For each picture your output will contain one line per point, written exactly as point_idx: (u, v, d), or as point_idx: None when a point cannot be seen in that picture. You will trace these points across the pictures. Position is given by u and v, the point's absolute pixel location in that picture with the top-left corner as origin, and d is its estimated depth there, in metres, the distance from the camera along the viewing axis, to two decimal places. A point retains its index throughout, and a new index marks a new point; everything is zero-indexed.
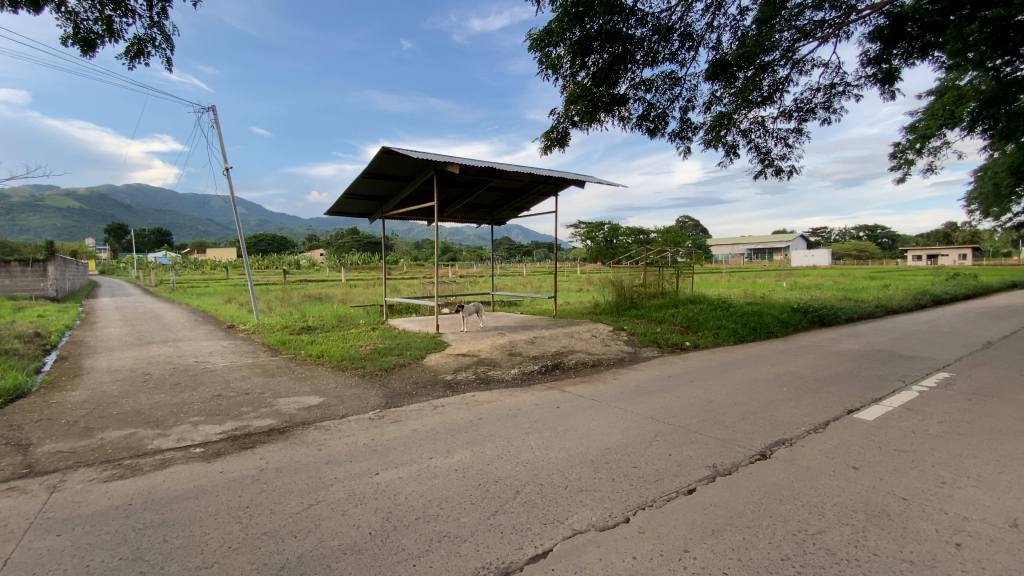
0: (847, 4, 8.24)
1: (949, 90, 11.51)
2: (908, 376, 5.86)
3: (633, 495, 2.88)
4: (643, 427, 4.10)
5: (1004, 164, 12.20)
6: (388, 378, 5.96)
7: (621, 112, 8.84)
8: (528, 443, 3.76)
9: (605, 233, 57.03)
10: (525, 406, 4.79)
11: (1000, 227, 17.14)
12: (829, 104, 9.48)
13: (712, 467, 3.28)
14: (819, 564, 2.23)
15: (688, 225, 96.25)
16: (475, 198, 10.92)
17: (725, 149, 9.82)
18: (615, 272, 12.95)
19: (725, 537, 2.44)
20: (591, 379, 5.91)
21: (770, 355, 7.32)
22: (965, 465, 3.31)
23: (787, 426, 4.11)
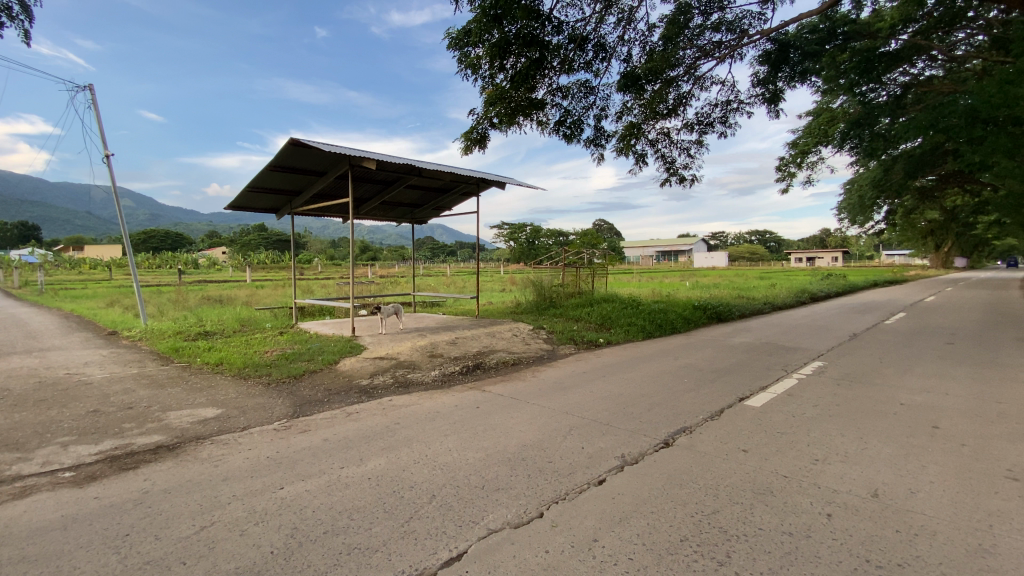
0: (740, 28, 9.05)
1: (823, 112, 13.03)
2: (789, 365, 6.57)
3: (547, 490, 2.96)
4: (559, 422, 4.22)
5: (865, 179, 14.06)
6: (297, 385, 5.63)
7: (539, 116, 9.04)
8: (445, 445, 3.72)
9: (528, 233, 58.10)
10: (444, 408, 4.74)
11: (865, 233, 19.67)
12: (725, 119, 10.38)
13: (621, 457, 3.45)
14: (712, 542, 2.42)
15: (605, 228, 100.66)
16: (393, 195, 10.61)
17: (635, 157, 10.40)
18: (534, 272, 13.21)
19: (631, 524, 2.58)
20: (511, 377, 5.98)
21: (676, 349, 7.85)
22: (834, 443, 3.77)
23: (688, 415, 4.43)
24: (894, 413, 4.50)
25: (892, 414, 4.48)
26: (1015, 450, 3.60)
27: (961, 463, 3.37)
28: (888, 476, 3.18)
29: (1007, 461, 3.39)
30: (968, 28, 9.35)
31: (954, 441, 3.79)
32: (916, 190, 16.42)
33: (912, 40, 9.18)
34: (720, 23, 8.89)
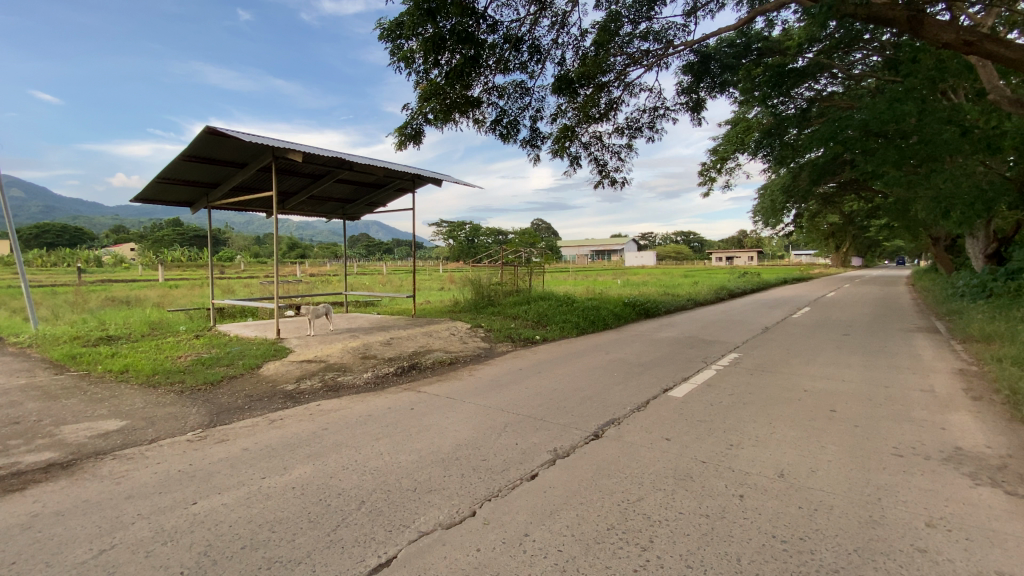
0: (666, 38, 9.51)
1: (740, 121, 14.02)
2: (709, 357, 7.02)
3: (480, 488, 2.96)
4: (494, 419, 4.24)
5: (776, 185, 15.28)
6: (215, 392, 5.25)
7: (474, 114, 9.03)
8: (376, 449, 3.63)
9: (467, 232, 57.78)
10: (376, 411, 4.61)
11: (778, 234, 21.35)
12: (653, 125, 10.88)
13: (553, 451, 3.53)
14: (637, 528, 2.53)
15: (542, 227, 102.22)
16: (323, 190, 10.18)
17: (569, 158, 10.66)
18: (471, 270, 13.18)
19: (561, 516, 2.64)
20: (447, 377, 5.92)
21: (608, 344, 8.15)
22: (747, 428, 4.08)
23: (617, 407, 4.61)
24: (799, 399, 4.93)
25: (797, 400, 4.90)
26: (897, 428, 4.07)
27: (853, 443, 3.76)
28: (792, 457, 3.48)
29: (890, 439, 3.83)
30: (862, 51, 10.40)
31: (848, 422, 4.22)
32: (820, 196, 18.08)
33: (817, 58, 10.06)
34: (647, 33, 9.30)
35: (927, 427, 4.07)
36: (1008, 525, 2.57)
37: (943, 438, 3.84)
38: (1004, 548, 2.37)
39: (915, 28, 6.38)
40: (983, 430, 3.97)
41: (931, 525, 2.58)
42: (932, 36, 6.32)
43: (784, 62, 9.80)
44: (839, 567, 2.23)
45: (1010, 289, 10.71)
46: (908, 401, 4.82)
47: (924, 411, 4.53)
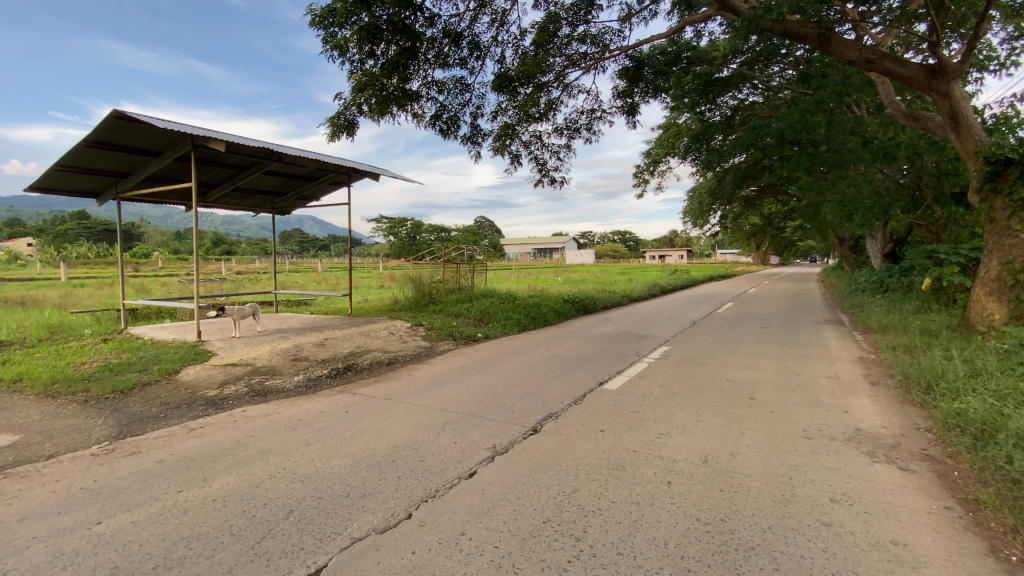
0: (602, 42, 9.78)
1: (671, 126, 14.70)
2: (642, 351, 7.33)
3: (417, 489, 2.92)
4: (432, 419, 4.19)
5: (704, 188, 16.17)
6: (126, 401, 4.82)
7: (412, 108, 8.86)
8: (306, 455, 3.47)
9: (408, 229, 56.52)
10: (308, 415, 4.42)
11: (707, 234, 22.57)
12: (590, 127, 11.17)
13: (492, 448, 3.54)
14: (571, 520, 2.59)
15: (485, 224, 102.16)
16: (249, 182, 9.59)
17: (510, 157, 10.72)
18: (410, 268, 12.93)
19: (498, 512, 2.66)
20: (385, 378, 5.78)
21: (547, 340, 8.29)
22: (675, 418, 4.29)
23: (554, 401, 4.70)
24: (722, 388, 5.26)
25: (720, 389, 5.22)
26: (807, 413, 4.44)
27: (768, 428, 4.06)
28: (715, 444, 3.70)
29: (801, 423, 4.17)
30: (779, 65, 11.20)
31: (765, 409, 4.55)
32: (743, 198, 19.32)
33: (740, 69, 10.71)
34: (585, 36, 9.52)
35: (833, 411, 4.47)
36: (899, 497, 2.87)
37: (846, 420, 4.23)
38: (897, 518, 2.64)
39: (824, 44, 7.00)
40: (879, 412, 4.42)
41: (836, 501, 2.83)
42: (839, 53, 6.93)
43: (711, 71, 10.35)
44: (756, 544, 2.40)
45: (902, 284, 11.97)
46: (817, 388, 5.28)
47: (831, 396, 4.97)
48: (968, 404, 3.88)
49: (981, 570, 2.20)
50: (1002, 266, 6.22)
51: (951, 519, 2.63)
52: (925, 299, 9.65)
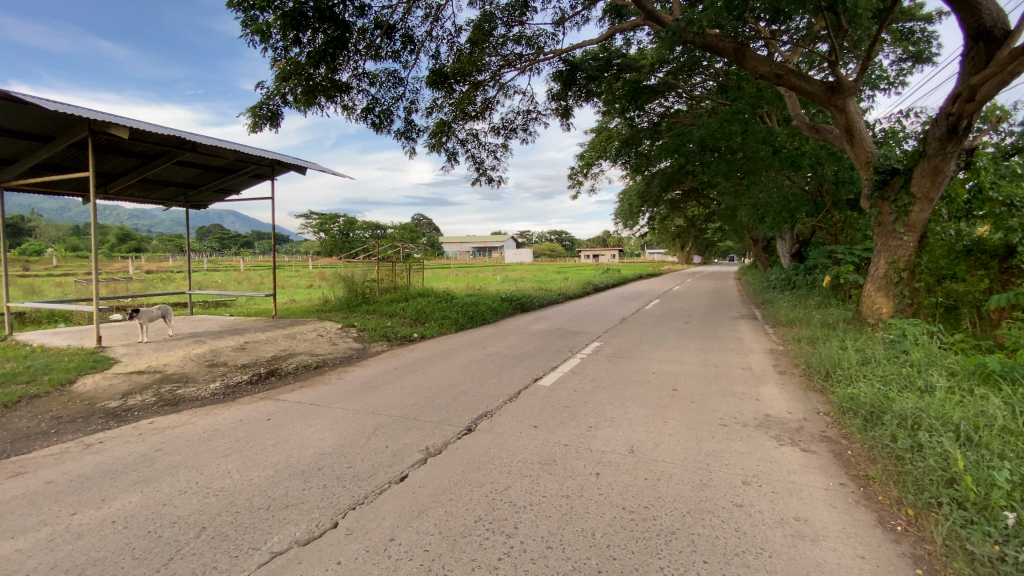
0: (537, 44, 9.91)
1: (602, 130, 15.19)
2: (575, 347, 7.53)
3: (344, 497, 2.82)
4: (363, 423, 4.07)
5: (634, 191, 16.85)
6: (8, 416, 4.27)
7: (342, 100, 8.54)
8: (222, 468, 3.24)
9: (340, 226, 54.23)
10: (225, 424, 4.14)
11: (638, 233, 23.54)
12: (526, 127, 11.30)
13: (424, 450, 3.49)
14: (503, 517, 2.61)
15: (421, 222, 100.43)
16: (159, 173, 8.82)
17: (446, 154, 10.60)
18: (341, 266, 12.45)
19: (429, 515, 2.62)
20: (313, 382, 5.54)
21: (483, 338, 8.30)
22: (605, 410, 4.44)
23: (489, 400, 4.71)
24: (648, 381, 5.52)
25: (647, 382, 5.47)
26: (724, 402, 4.76)
27: (690, 417, 4.31)
28: (641, 434, 3.87)
29: (719, 411, 4.46)
30: (701, 76, 11.83)
31: (687, 399, 4.82)
32: (668, 202, 20.35)
33: (666, 78, 11.21)
34: (520, 37, 9.60)
35: (746, 399, 4.83)
36: (802, 476, 3.15)
37: (757, 407, 4.58)
38: (800, 496, 2.89)
39: (739, 59, 7.51)
40: (786, 399, 4.83)
41: (746, 483, 3.05)
42: (752, 67, 7.46)
43: (640, 79, 10.81)
44: (676, 528, 2.53)
45: (807, 282, 13.14)
46: (732, 378, 5.68)
47: (744, 385, 5.36)
48: (859, 389, 4.32)
49: (868, 538, 2.46)
50: (888, 265, 6.98)
51: (845, 494, 2.92)
52: (826, 295, 10.65)
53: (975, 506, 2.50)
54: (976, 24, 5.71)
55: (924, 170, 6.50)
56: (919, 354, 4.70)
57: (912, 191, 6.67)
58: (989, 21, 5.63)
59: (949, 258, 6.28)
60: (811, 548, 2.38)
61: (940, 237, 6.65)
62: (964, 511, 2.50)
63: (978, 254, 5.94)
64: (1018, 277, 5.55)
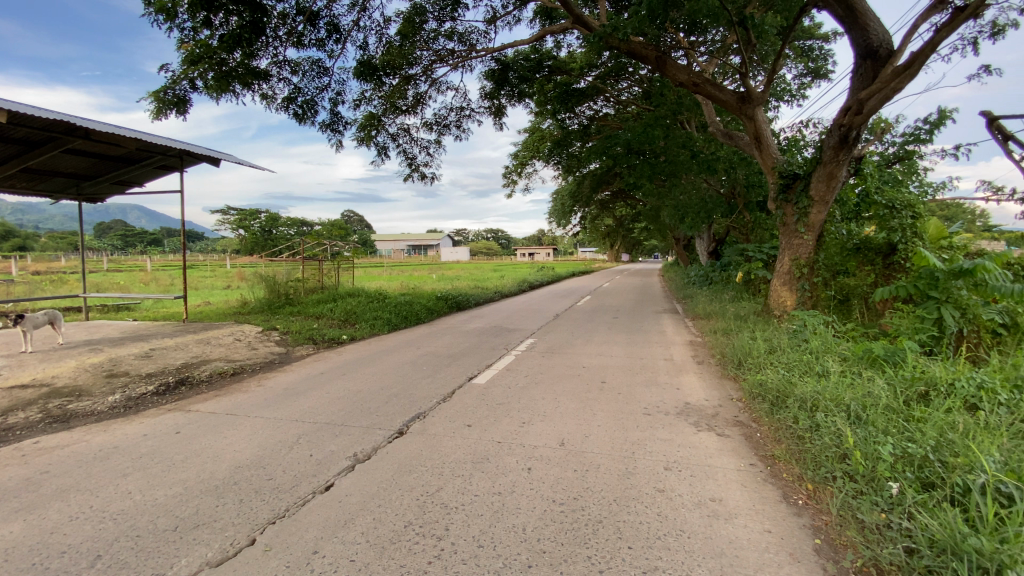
0: (469, 41, 9.86)
1: (535, 130, 15.41)
2: (509, 344, 7.59)
3: (263, 511, 2.66)
4: (285, 432, 3.85)
5: (566, 191, 17.27)
6: None
7: (260, 87, 8.04)
8: (121, 489, 2.94)
9: (261, 223, 50.88)
10: (127, 440, 3.76)
11: (571, 233, 24.13)
12: (459, 124, 11.21)
13: (352, 457, 3.36)
14: (434, 519, 2.57)
15: (352, 219, 96.61)
16: (45, 161, 7.84)
17: (376, 148, 10.28)
18: (261, 265, 11.70)
19: (356, 524, 2.53)
20: (231, 390, 5.18)
21: (416, 339, 8.14)
22: (537, 406, 4.51)
23: (422, 400, 4.64)
24: (578, 375, 5.67)
25: (578, 376, 5.61)
26: (649, 392, 5.00)
27: (617, 408, 4.47)
28: (572, 427, 3.97)
29: (644, 401, 4.67)
30: (627, 82, 12.24)
31: (615, 391, 5.01)
32: (598, 202, 20.97)
33: (595, 82, 11.49)
34: (452, 33, 9.51)
35: (669, 388, 5.09)
36: (717, 459, 3.37)
37: (678, 396, 4.85)
38: (715, 478, 3.10)
39: (660, 66, 7.88)
40: (704, 387, 5.15)
41: (668, 469, 3.22)
42: (672, 75, 7.85)
43: (570, 82, 11.07)
44: (603, 517, 2.62)
45: (723, 278, 14.09)
46: (656, 369, 5.97)
47: (667, 376, 5.65)
48: (767, 376, 4.70)
49: (774, 514, 2.67)
50: (792, 262, 7.63)
51: (754, 473, 3.16)
52: (739, 290, 11.47)
53: (863, 478, 2.79)
54: (865, 44, 6.35)
55: (821, 175, 7.15)
56: (817, 342, 5.19)
57: (811, 194, 7.33)
58: (875, 42, 6.30)
59: (842, 255, 7.04)
60: (724, 526, 2.55)
61: (834, 237, 7.36)
62: (855, 484, 2.78)
63: (866, 251, 6.68)
64: (897, 271, 6.19)
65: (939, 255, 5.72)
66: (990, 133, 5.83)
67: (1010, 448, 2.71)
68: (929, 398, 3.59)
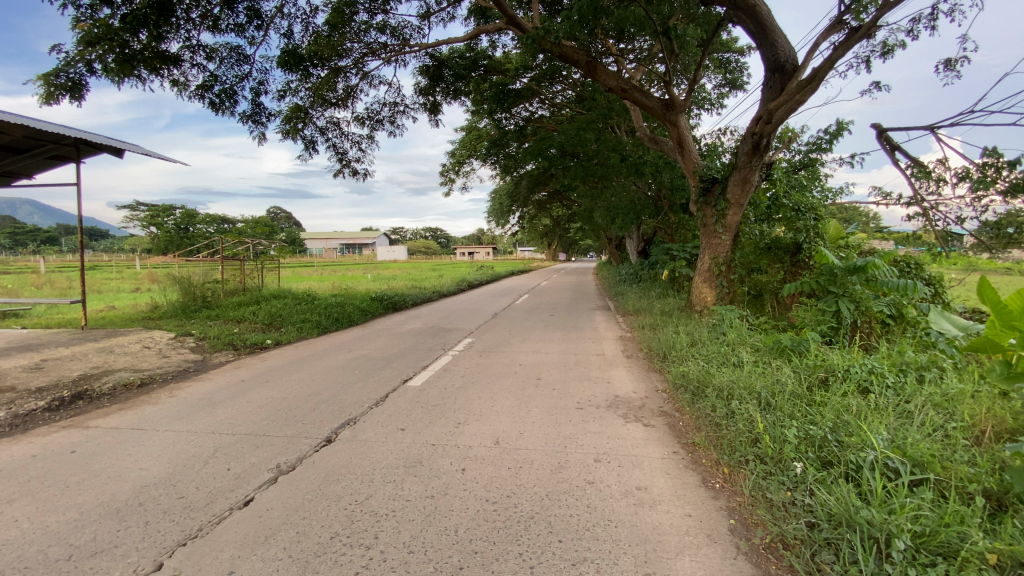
0: (402, 36, 9.64)
1: (472, 129, 15.37)
2: (446, 344, 7.53)
3: (173, 533, 2.46)
4: (200, 445, 3.58)
5: (504, 191, 17.39)
6: None
7: (170, 73, 7.42)
8: (2, 518, 2.61)
9: (176, 219, 46.98)
10: (11, 463, 3.33)
11: (509, 233, 24.34)
12: (393, 120, 10.93)
13: (276, 468, 3.19)
14: (363, 529, 2.49)
15: (279, 216, 91.58)
16: None
17: (303, 143, 9.81)
18: (175, 265, 10.80)
19: (277, 540, 2.39)
20: (138, 402, 4.74)
21: (349, 341, 7.87)
22: (473, 405, 4.50)
23: (353, 406, 4.48)
24: (514, 373, 5.72)
25: (514, 374, 5.66)
26: (581, 387, 5.13)
27: (551, 403, 4.56)
28: (506, 425, 3.99)
29: (577, 396, 4.79)
30: (561, 85, 12.32)
31: (549, 387, 5.10)
32: (535, 202, 21.29)
33: (530, 84, 11.68)
34: (384, 26, 9.25)
35: (600, 382, 5.26)
36: (643, 449, 3.52)
37: (609, 389, 5.02)
38: (642, 467, 3.23)
39: (591, 71, 8.11)
40: (632, 380, 5.37)
41: (598, 460, 3.32)
42: (602, 80, 8.09)
43: (506, 82, 11.11)
44: (535, 513, 2.65)
45: (651, 276, 14.76)
46: (589, 364, 6.15)
47: (599, 370, 5.84)
48: (689, 367, 4.97)
49: (694, 498, 2.83)
50: (711, 261, 8.12)
51: (677, 460, 3.33)
52: (665, 288, 12.05)
53: (772, 459, 3.02)
54: (774, 59, 6.88)
55: (737, 180, 7.65)
56: (733, 335, 5.57)
57: (728, 197, 7.84)
58: (782, 57, 6.84)
59: (755, 254, 7.47)
60: (649, 513, 2.66)
61: (748, 237, 7.91)
62: (765, 465, 3.01)
63: (776, 250, 7.22)
64: (803, 268, 6.78)
65: (838, 254, 6.30)
66: (880, 144, 6.50)
67: (894, 426, 3.04)
68: (828, 383, 3.96)
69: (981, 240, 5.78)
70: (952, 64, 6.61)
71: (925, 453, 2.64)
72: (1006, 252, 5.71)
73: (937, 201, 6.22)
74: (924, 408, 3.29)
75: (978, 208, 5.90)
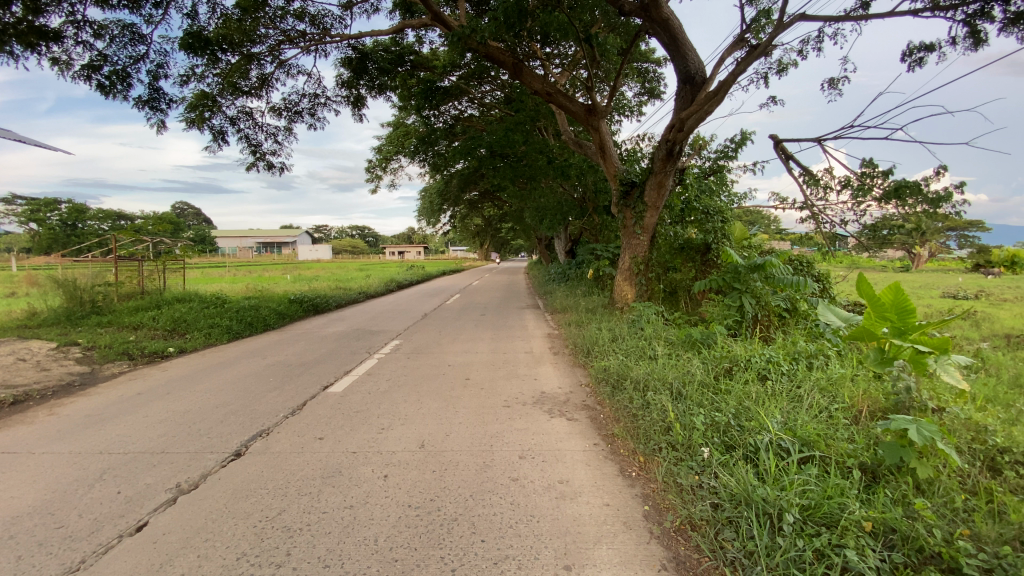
0: (322, 25, 9.22)
1: (399, 125, 15.02)
2: (372, 347, 7.30)
3: (48, 568, 2.19)
4: (85, 468, 3.21)
5: (434, 189, 17.20)
6: None
7: (49, 50, 6.59)
8: None
9: (61, 215, 41.80)
10: None
11: (440, 231, 24.08)
12: (313, 112, 10.41)
13: (175, 488, 2.93)
14: (274, 546, 2.35)
15: (186, 212, 84.30)
16: None
17: (210, 132, 9.10)
18: (57, 265, 9.55)
19: (176, 565, 2.21)
20: (9, 421, 4.17)
21: (265, 347, 7.41)
22: (397, 409, 4.40)
23: (267, 416, 4.22)
24: (442, 373, 5.66)
25: (441, 375, 5.60)
26: (508, 385, 5.19)
27: (477, 403, 4.56)
28: (432, 427, 3.94)
29: (503, 394, 4.85)
30: (489, 85, 12.25)
31: (477, 387, 5.11)
32: (466, 201, 21.25)
33: (458, 82, 11.55)
34: (302, 13, 8.79)
35: (527, 380, 5.34)
36: (566, 443, 3.62)
37: (535, 386, 5.11)
38: (564, 460, 3.33)
39: (517, 72, 8.20)
40: (558, 376, 5.51)
41: (522, 457, 3.37)
42: (528, 82, 8.21)
43: (434, 79, 10.95)
44: (457, 515, 2.64)
45: (577, 275, 15.21)
46: (516, 362, 6.23)
47: (526, 368, 5.93)
48: (610, 362, 5.18)
49: (612, 487, 2.95)
50: (631, 261, 8.52)
51: (597, 452, 3.46)
52: (591, 286, 12.46)
53: (682, 446, 3.22)
54: (686, 71, 7.33)
55: (653, 184, 8.06)
56: (650, 330, 5.88)
57: (645, 200, 8.25)
58: (693, 69, 7.31)
59: (670, 253, 7.87)
60: (570, 505, 2.75)
61: (664, 237, 8.38)
62: (676, 452, 3.20)
63: (688, 249, 7.71)
64: (712, 267, 7.29)
65: (742, 253, 6.85)
66: (777, 153, 7.14)
67: (787, 409, 3.34)
68: (732, 371, 4.29)
69: (861, 241, 6.47)
70: (835, 83, 7.39)
71: (812, 433, 2.94)
72: (880, 251, 6.46)
73: (825, 206, 6.94)
74: (812, 392, 3.65)
75: (858, 212, 6.63)
